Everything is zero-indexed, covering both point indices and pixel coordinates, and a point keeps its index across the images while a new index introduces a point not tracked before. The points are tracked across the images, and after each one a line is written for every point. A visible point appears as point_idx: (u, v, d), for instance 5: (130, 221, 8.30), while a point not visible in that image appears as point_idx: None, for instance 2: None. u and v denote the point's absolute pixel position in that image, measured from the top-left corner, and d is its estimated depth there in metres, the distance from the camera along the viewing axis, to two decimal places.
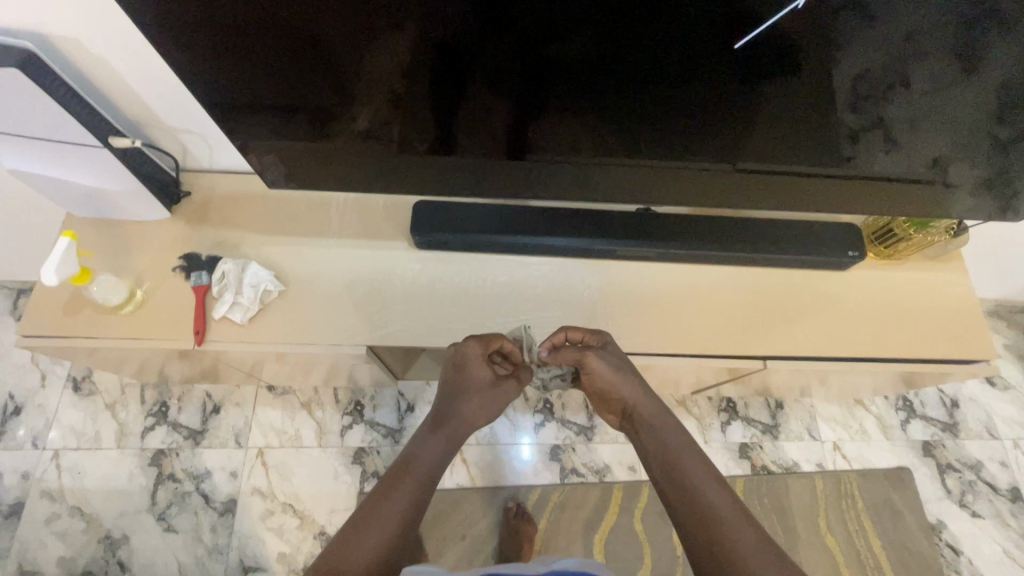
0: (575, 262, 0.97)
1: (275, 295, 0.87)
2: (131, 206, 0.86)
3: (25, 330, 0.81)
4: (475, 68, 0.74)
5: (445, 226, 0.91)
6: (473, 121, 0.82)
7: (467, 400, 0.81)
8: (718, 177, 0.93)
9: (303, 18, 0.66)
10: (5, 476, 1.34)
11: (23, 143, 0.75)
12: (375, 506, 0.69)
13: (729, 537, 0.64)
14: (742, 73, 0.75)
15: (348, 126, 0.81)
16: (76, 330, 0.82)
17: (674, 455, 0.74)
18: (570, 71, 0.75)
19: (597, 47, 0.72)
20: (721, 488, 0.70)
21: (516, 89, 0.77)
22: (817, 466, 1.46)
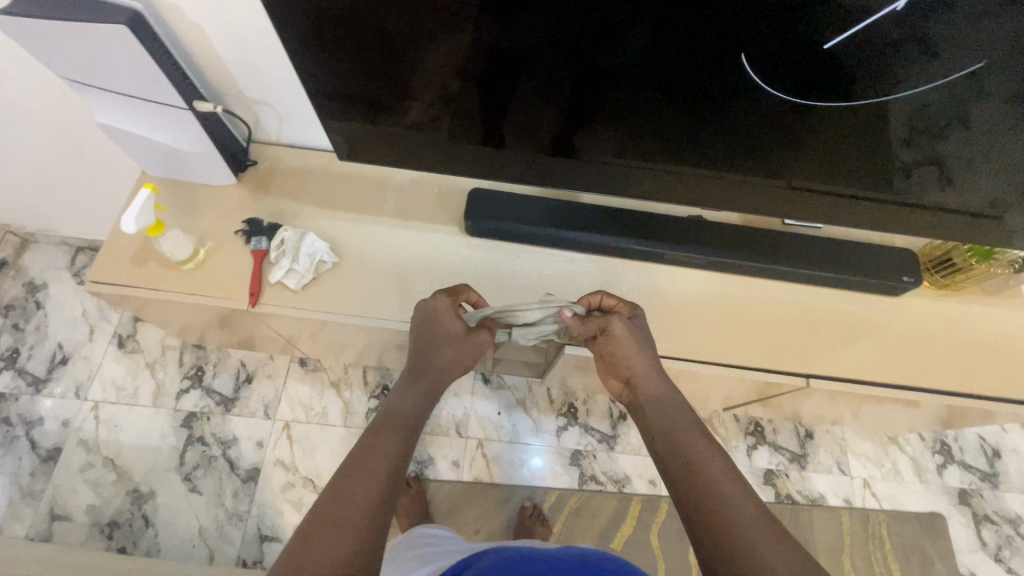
0: (622, 263, 0.97)
1: (329, 267, 0.89)
2: (201, 168, 0.90)
3: (93, 276, 0.86)
4: (526, 73, 0.76)
5: (497, 214, 0.93)
6: (523, 121, 0.84)
7: (438, 351, 0.81)
8: (766, 196, 0.93)
9: (373, 15, 0.69)
10: (47, 422, 1.40)
11: (116, 99, 0.80)
12: (366, 452, 0.69)
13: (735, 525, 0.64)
14: (795, 100, 0.76)
15: (401, 117, 0.85)
16: (141, 281, 0.86)
17: (681, 441, 0.75)
18: (626, 83, 0.77)
19: (656, 62, 0.73)
20: (728, 476, 0.70)
21: (571, 92, 0.78)
22: (845, 501, 1.42)
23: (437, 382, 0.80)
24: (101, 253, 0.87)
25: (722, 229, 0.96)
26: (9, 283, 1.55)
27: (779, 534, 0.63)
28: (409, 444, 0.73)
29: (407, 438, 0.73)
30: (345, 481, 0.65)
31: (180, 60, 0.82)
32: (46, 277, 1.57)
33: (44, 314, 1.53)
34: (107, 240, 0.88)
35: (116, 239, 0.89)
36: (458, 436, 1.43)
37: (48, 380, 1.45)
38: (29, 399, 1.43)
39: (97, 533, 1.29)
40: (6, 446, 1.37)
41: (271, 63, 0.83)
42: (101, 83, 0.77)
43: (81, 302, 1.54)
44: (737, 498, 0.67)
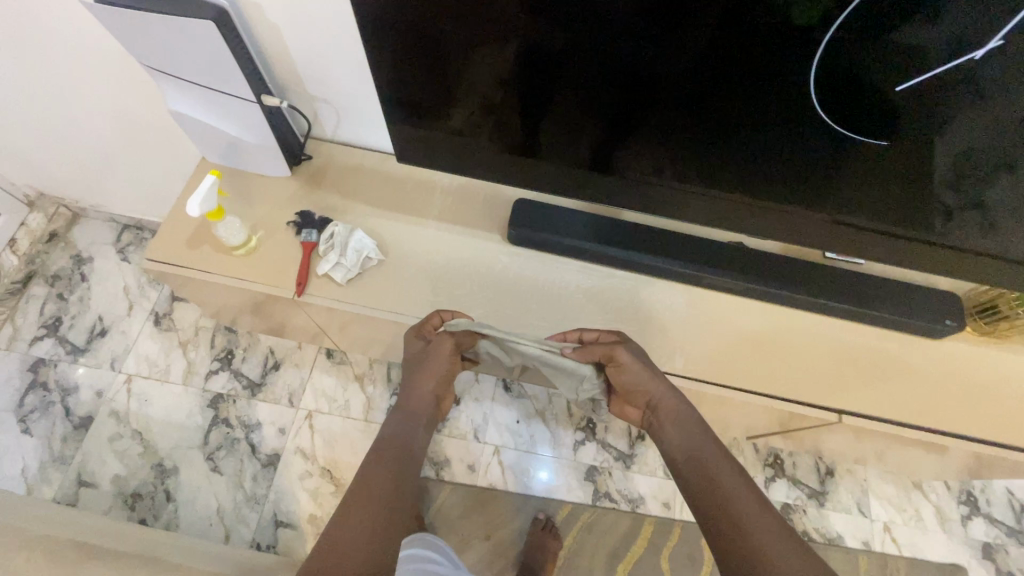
0: (659, 283, 0.98)
1: (374, 264, 0.92)
2: (258, 159, 0.93)
3: (151, 254, 0.89)
4: (565, 87, 0.78)
5: (541, 226, 0.94)
6: (561, 133, 0.85)
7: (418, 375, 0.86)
8: (803, 227, 0.93)
9: (430, 26, 0.72)
10: (82, 390, 1.45)
11: (188, 87, 0.84)
12: (368, 478, 0.74)
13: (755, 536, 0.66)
14: (839, 134, 0.76)
15: (444, 124, 0.88)
16: (194, 263, 0.89)
17: (700, 458, 0.78)
18: (672, 107, 0.78)
19: (703, 88, 0.74)
20: (748, 493, 0.72)
21: (616, 109, 0.80)
22: (863, 544, 1.39)
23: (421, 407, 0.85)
24: (160, 233, 0.91)
25: (761, 257, 0.97)
26: (57, 254, 1.61)
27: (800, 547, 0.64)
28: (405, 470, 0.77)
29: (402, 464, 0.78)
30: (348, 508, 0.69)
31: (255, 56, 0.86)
32: (92, 251, 1.62)
33: (87, 286, 1.58)
34: (166, 221, 0.92)
35: (175, 220, 0.92)
36: (476, 441, 1.44)
37: (86, 350, 1.50)
38: (67, 367, 1.47)
39: (120, 503, 1.33)
40: (41, 410, 1.42)
41: (337, 64, 0.86)
42: (177, 71, 0.81)
43: (123, 278, 1.60)
44: (756, 512, 0.69)
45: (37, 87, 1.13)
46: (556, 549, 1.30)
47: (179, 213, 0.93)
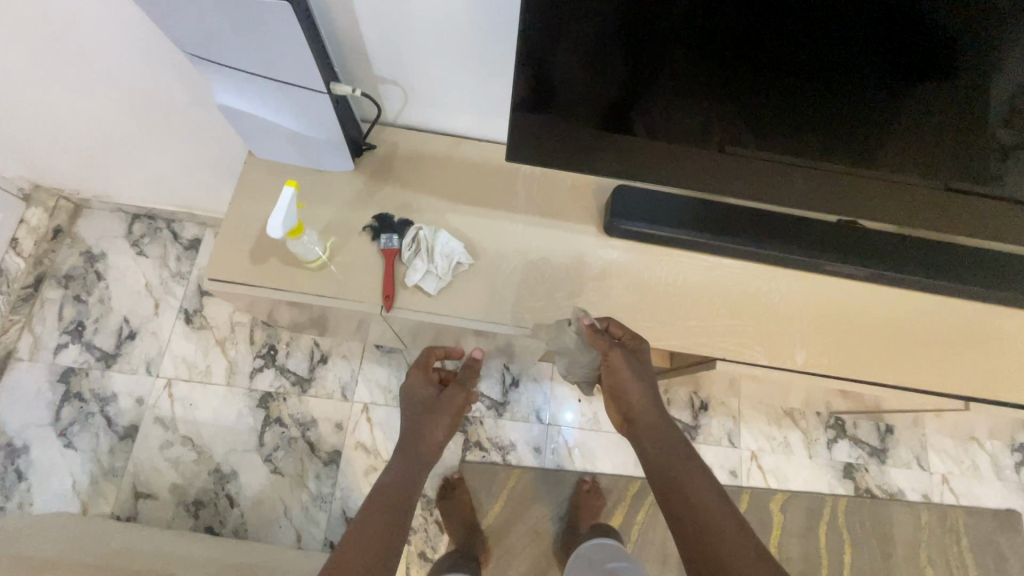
0: (778, 273, 0.87)
1: (464, 269, 0.83)
2: (319, 153, 0.82)
3: (215, 273, 0.79)
4: (557, 27, 0.61)
5: (648, 217, 0.85)
6: (565, 90, 0.69)
7: (424, 418, 0.88)
8: (848, 188, 0.80)
9: None
10: (121, 399, 1.37)
11: (241, 77, 0.69)
12: (363, 523, 0.75)
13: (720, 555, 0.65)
14: (892, 67, 0.63)
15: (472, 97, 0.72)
16: (264, 280, 0.80)
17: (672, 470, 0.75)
18: (692, 45, 0.62)
19: (732, 17, 0.59)
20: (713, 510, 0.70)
21: (626, 62, 0.65)
22: (923, 496, 1.42)
23: (423, 452, 0.86)
24: (218, 246, 0.80)
25: (877, 243, 0.88)
26: (66, 251, 1.47)
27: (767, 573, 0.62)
28: (401, 517, 0.78)
29: (396, 513, 0.77)
30: (344, 554, 0.71)
31: (323, 35, 0.72)
32: (104, 246, 1.48)
33: (105, 286, 1.45)
34: (224, 232, 0.81)
35: (233, 232, 0.81)
36: (539, 423, 1.41)
37: (116, 355, 1.40)
38: (99, 374, 1.38)
39: (183, 512, 1.29)
40: (81, 422, 1.35)
41: (415, 42, 0.73)
42: (230, 60, 0.67)
43: (144, 274, 1.47)
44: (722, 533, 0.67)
45: (34, 71, 0.96)
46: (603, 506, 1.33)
47: (240, 223, 0.82)
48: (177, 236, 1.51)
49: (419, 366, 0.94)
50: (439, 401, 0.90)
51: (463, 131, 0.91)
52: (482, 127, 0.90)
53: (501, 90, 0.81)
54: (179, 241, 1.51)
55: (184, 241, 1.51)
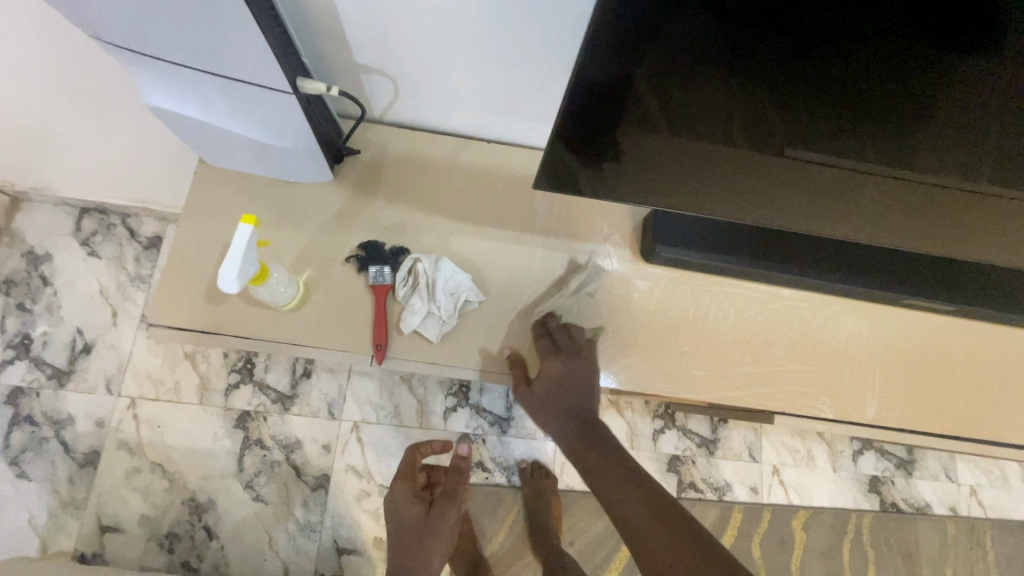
0: (849, 305, 0.73)
1: (473, 307, 0.68)
2: (287, 164, 0.66)
3: (164, 322, 0.65)
4: None
5: (696, 243, 0.69)
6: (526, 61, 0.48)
7: (415, 539, 0.87)
8: (879, 207, 0.63)
9: None
10: (79, 422, 1.22)
11: (175, 71, 0.52)
12: None
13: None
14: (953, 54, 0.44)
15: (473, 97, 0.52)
16: (224, 327, 0.65)
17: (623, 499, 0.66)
18: (657, 47, 0.45)
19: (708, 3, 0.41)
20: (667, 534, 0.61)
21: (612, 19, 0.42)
22: (951, 510, 1.34)
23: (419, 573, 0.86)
24: (166, 286, 0.66)
25: (977, 273, 0.72)
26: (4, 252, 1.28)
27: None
28: None
29: None
30: None
31: (284, 12, 0.54)
32: (49, 245, 1.29)
33: (53, 292, 1.27)
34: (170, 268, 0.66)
35: (185, 267, 0.67)
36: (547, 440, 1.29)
37: (71, 372, 1.24)
38: (53, 394, 1.23)
39: (156, 546, 1.18)
40: (35, 448, 1.20)
41: (410, 23, 0.55)
42: (156, 50, 0.49)
43: (97, 278, 1.29)
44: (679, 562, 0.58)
45: None
46: (554, 486, 1.23)
47: (194, 255, 0.67)
48: (134, 233, 1.32)
49: (404, 477, 0.91)
50: (429, 517, 0.89)
51: (469, 130, 0.74)
52: (493, 124, 0.73)
53: (519, 83, 0.64)
54: (137, 239, 1.32)
55: (142, 238, 1.32)
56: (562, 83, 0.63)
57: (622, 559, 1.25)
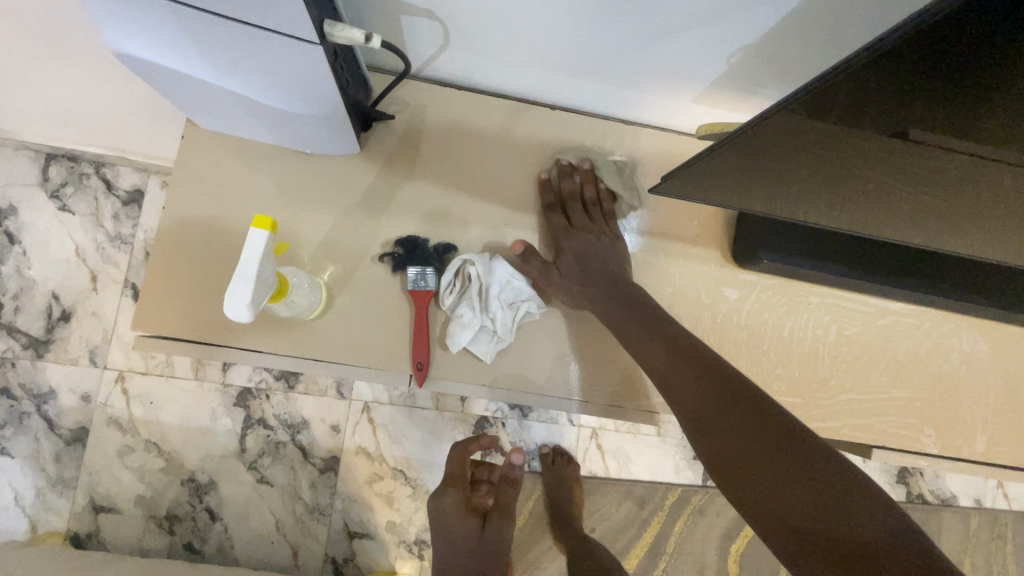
0: (959, 321, 0.63)
1: (532, 318, 0.62)
2: (304, 130, 0.53)
3: (163, 327, 0.55)
4: None
5: (797, 249, 0.59)
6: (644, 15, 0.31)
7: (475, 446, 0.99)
8: (1003, 219, 0.50)
9: None
10: (62, 396, 1.11)
11: (154, 12, 0.36)
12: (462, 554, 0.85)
13: (795, 530, 0.43)
14: None
15: None
16: (237, 334, 0.56)
17: (706, 409, 0.53)
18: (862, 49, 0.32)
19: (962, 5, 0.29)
20: (771, 457, 0.47)
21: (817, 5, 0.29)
22: (976, 501, 1.31)
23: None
24: (164, 284, 0.56)
25: None
26: None
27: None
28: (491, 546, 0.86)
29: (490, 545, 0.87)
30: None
31: None
32: (11, 197, 1.12)
33: (22, 252, 1.12)
34: (165, 261, 0.56)
35: (185, 261, 0.57)
36: (569, 425, 1.21)
37: (50, 342, 1.12)
38: (30, 365, 1.11)
39: (155, 528, 1.11)
40: (15, 424, 1.10)
41: None
42: None
43: (72, 237, 1.14)
44: (795, 499, 0.44)
45: None
46: (577, 473, 1.16)
47: (199, 246, 0.57)
48: (111, 185, 1.16)
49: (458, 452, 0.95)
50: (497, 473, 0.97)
51: (528, 93, 0.63)
52: (560, 86, 0.60)
53: (608, 36, 0.49)
54: (115, 193, 1.16)
55: (121, 192, 1.16)
56: (661, 39, 0.49)
57: (643, 547, 1.21)
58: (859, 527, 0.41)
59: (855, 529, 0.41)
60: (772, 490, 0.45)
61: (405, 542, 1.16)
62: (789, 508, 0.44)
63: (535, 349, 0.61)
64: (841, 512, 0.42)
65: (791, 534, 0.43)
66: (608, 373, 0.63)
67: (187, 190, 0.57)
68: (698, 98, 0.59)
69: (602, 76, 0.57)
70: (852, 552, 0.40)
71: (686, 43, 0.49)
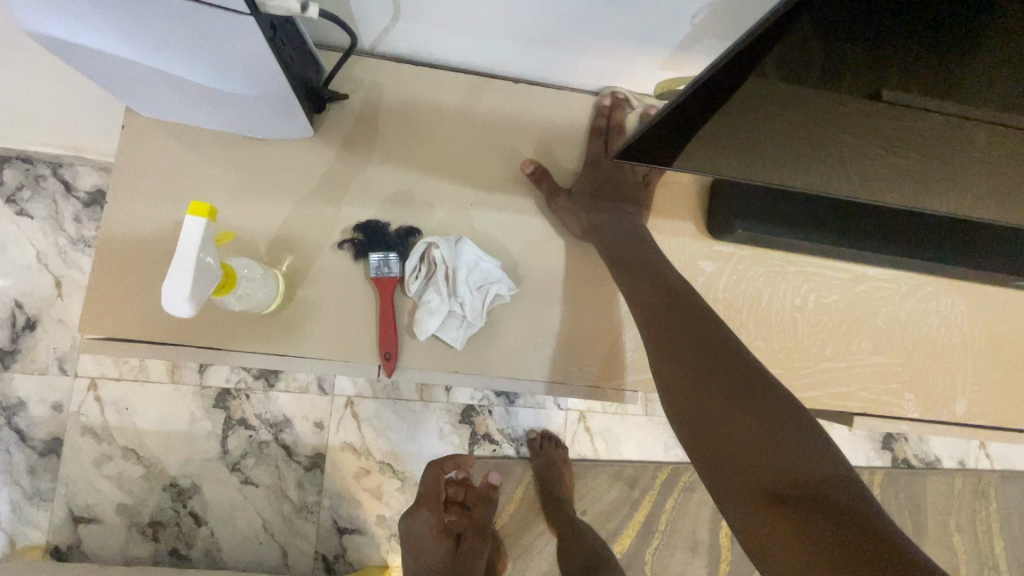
0: (937, 283, 0.62)
1: (503, 301, 0.59)
2: (252, 113, 0.50)
3: (116, 328, 0.53)
4: None
5: (772, 216, 0.58)
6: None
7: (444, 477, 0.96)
8: (985, 176, 0.48)
9: None
10: (32, 407, 1.07)
11: None
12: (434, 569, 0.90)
13: (737, 464, 0.46)
14: None
15: None
16: (197, 332, 0.54)
17: (680, 344, 0.54)
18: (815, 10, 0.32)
19: None
20: (738, 398, 0.48)
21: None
22: (960, 463, 1.33)
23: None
24: (114, 283, 0.54)
25: None
26: None
27: (804, 521, 0.41)
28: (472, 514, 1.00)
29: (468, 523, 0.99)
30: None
31: None
32: None
33: None
34: (115, 260, 0.54)
35: (137, 259, 0.54)
36: (557, 409, 1.20)
37: (15, 352, 1.08)
38: None
39: (138, 535, 1.09)
40: None
41: None
42: None
43: (32, 242, 1.09)
44: (747, 437, 0.46)
45: None
46: (566, 457, 1.16)
47: (151, 243, 0.54)
48: (70, 186, 1.11)
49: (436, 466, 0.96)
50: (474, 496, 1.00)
51: (490, 66, 0.60)
52: (522, 57, 0.58)
53: (565, 3, 0.47)
54: (75, 195, 1.11)
55: (81, 193, 1.11)
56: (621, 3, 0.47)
57: (635, 526, 1.21)
58: (800, 472, 0.43)
59: (798, 472, 0.43)
60: (732, 426, 0.47)
61: (395, 535, 1.14)
62: (748, 450, 0.46)
63: (510, 333, 0.59)
64: (790, 455, 0.44)
65: (731, 467, 0.46)
66: (586, 354, 0.61)
67: (135, 184, 0.55)
68: (665, 65, 0.57)
69: (564, 45, 0.55)
70: (785, 490, 0.43)
71: (648, 6, 0.47)
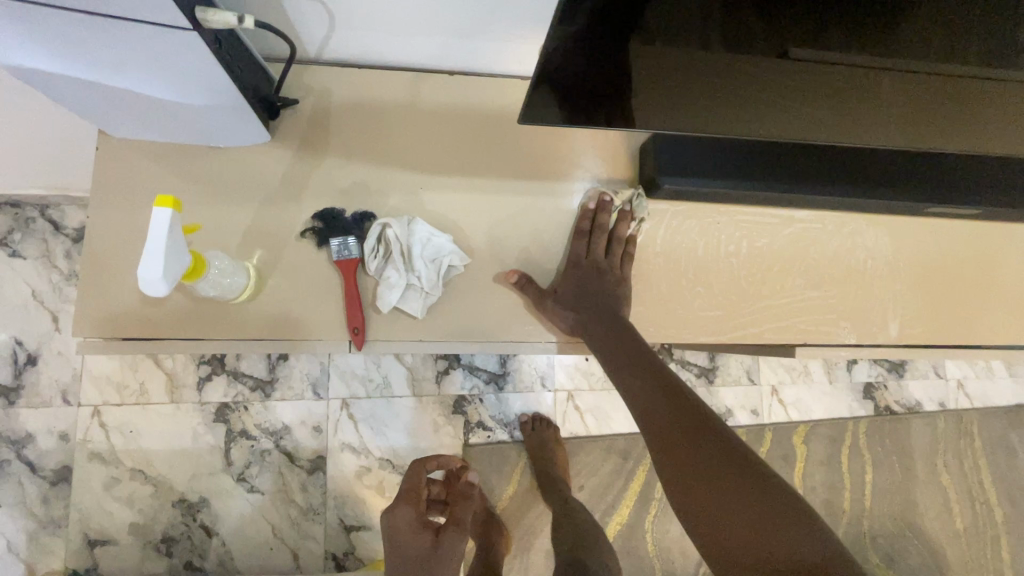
0: (853, 221, 0.69)
1: (459, 272, 0.65)
2: (211, 123, 0.56)
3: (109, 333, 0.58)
4: None
5: (697, 171, 0.64)
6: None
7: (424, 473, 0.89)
8: (881, 109, 0.55)
9: None
10: (40, 439, 1.12)
11: (29, 22, 0.38)
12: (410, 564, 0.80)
13: (741, 555, 0.48)
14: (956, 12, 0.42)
15: None
16: (183, 329, 0.59)
17: (677, 434, 0.57)
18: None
19: None
20: (735, 487, 0.51)
21: None
22: (940, 405, 1.38)
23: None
24: (105, 292, 0.59)
25: (988, 167, 0.67)
26: None
27: None
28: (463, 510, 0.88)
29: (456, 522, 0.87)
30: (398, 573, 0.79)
31: None
32: None
33: None
34: (104, 273, 0.59)
35: (124, 269, 0.59)
36: (545, 391, 1.25)
37: (19, 388, 1.12)
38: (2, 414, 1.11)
39: (152, 552, 1.12)
40: None
41: None
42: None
43: (26, 281, 1.14)
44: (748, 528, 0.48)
45: None
46: (557, 436, 1.20)
47: (134, 254, 0.60)
48: (58, 225, 1.16)
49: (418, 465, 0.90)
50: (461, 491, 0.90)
51: (428, 62, 0.66)
52: (456, 52, 0.64)
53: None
54: (64, 232, 1.16)
55: (70, 231, 1.16)
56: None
57: (632, 497, 1.25)
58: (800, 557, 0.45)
59: (798, 554, 0.45)
60: (728, 508, 0.50)
61: None
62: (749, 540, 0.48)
63: (470, 303, 0.65)
64: (787, 539, 0.47)
65: (735, 552, 0.48)
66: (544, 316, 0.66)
67: (117, 203, 0.60)
68: None
69: (492, 37, 0.61)
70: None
71: None
